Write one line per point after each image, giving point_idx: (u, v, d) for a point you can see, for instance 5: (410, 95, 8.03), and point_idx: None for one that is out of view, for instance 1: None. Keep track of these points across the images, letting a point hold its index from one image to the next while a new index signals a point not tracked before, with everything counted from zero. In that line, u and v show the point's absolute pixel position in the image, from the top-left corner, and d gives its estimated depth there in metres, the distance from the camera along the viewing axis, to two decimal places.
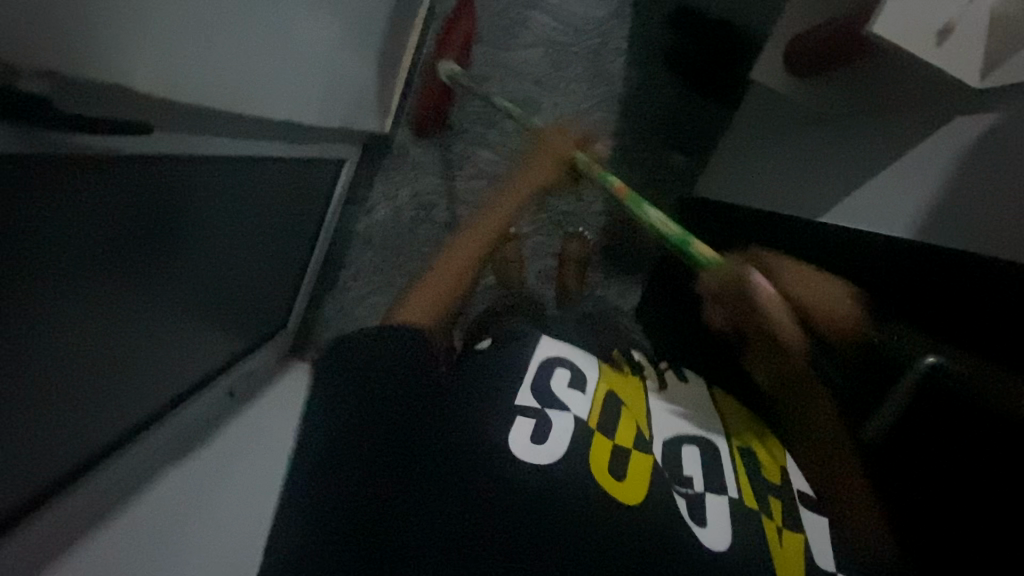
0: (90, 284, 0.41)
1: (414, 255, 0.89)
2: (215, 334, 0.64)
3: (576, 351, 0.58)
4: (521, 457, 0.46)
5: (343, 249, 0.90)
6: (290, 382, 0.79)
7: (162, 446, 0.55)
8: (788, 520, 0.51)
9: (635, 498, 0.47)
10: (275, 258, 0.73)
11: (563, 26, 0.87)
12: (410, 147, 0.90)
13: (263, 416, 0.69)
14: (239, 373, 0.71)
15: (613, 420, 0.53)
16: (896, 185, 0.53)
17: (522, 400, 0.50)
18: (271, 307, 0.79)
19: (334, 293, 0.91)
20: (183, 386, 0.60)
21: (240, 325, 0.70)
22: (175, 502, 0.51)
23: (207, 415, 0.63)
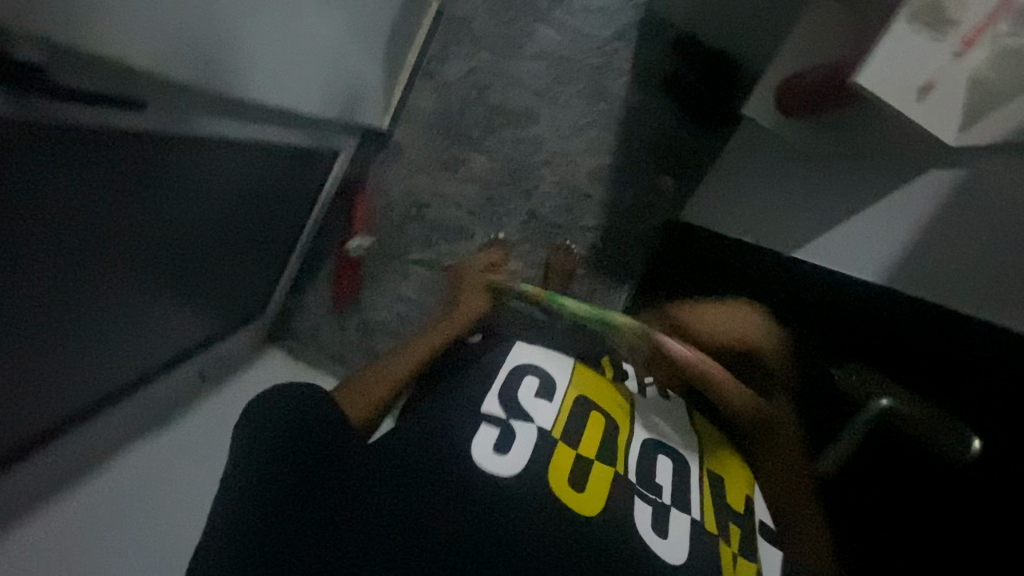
0: (60, 253, 0.54)
1: (404, 241, 1.19)
2: (181, 315, 0.83)
3: (549, 363, 0.66)
4: (482, 466, 0.55)
5: (327, 244, 1.20)
6: (258, 379, 1.07)
7: (117, 428, 0.76)
8: (743, 547, 0.60)
9: (591, 509, 0.55)
10: (240, 236, 0.88)
11: (569, 41, 1.12)
12: (407, 145, 1.17)
13: (224, 398, 0.96)
14: (212, 358, 0.96)
15: (578, 429, 0.60)
16: (865, 228, 0.71)
17: (488, 407, 0.59)
18: (250, 290, 1.04)
19: (314, 281, 1.21)
20: (148, 372, 0.80)
21: (204, 315, 0.90)
22: (97, 500, 0.70)
23: (175, 394, 0.87)
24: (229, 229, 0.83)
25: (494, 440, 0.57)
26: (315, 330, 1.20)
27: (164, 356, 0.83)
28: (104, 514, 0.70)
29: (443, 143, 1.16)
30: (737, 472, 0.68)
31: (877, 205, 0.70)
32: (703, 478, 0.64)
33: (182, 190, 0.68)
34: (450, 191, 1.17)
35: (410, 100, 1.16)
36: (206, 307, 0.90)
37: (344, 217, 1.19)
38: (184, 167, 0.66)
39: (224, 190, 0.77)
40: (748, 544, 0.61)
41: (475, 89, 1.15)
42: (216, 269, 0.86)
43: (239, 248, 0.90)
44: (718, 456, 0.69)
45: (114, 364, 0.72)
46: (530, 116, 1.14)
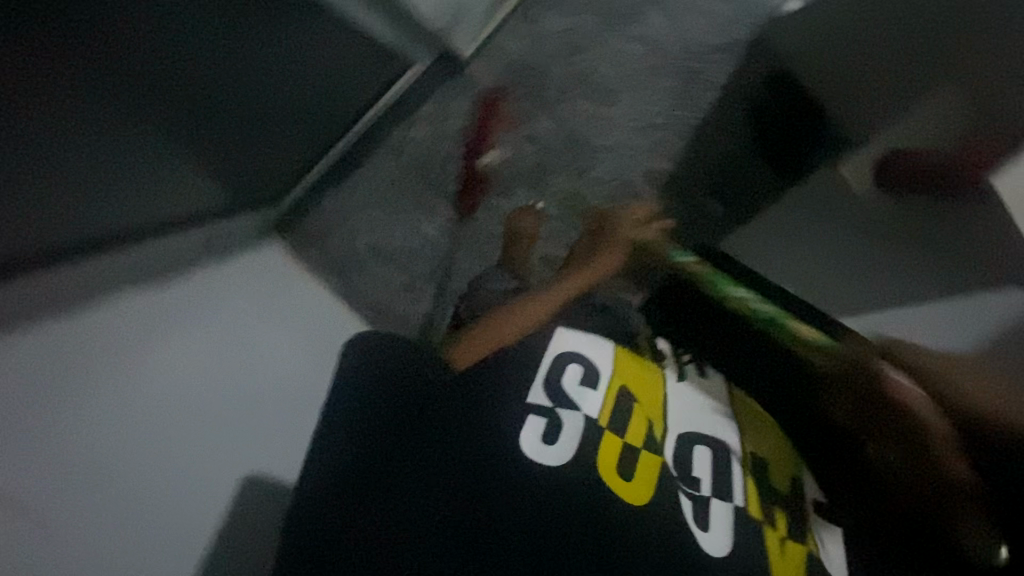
0: (28, 12, 0.46)
1: (440, 176, 1.14)
2: (188, 164, 0.77)
3: (592, 346, 0.63)
4: (528, 455, 0.52)
5: (365, 152, 1.14)
6: (252, 263, 1.03)
7: (92, 270, 0.70)
8: (792, 531, 0.56)
9: (641, 498, 0.52)
10: (277, 108, 0.82)
11: (676, 37, 1.09)
12: (479, 82, 1.12)
13: (219, 277, 0.93)
14: (216, 228, 0.95)
15: (623, 419, 0.57)
16: (927, 320, 0.72)
17: (533, 397, 0.56)
18: (272, 169, 0.99)
19: (338, 185, 1.16)
20: (144, 214, 0.76)
21: (213, 173, 0.84)
22: (67, 344, 0.65)
23: (169, 253, 0.85)
24: (269, 89, 0.77)
25: (541, 431, 0.54)
26: (322, 234, 1.15)
27: (162, 203, 0.79)
28: (73, 362, 0.65)
29: (515, 92, 1.12)
30: (783, 454, 0.64)
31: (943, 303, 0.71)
32: (744, 462, 0.60)
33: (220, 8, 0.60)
34: (505, 143, 1.13)
35: (499, 39, 1.12)
36: (222, 164, 0.84)
37: (391, 131, 1.14)
38: None
39: (282, 47, 0.71)
40: (796, 528, 0.57)
41: (567, 49, 1.10)
42: (240, 131, 0.80)
43: (278, 118, 0.84)
44: (758, 434, 0.64)
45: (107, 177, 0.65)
46: (610, 96, 1.11)
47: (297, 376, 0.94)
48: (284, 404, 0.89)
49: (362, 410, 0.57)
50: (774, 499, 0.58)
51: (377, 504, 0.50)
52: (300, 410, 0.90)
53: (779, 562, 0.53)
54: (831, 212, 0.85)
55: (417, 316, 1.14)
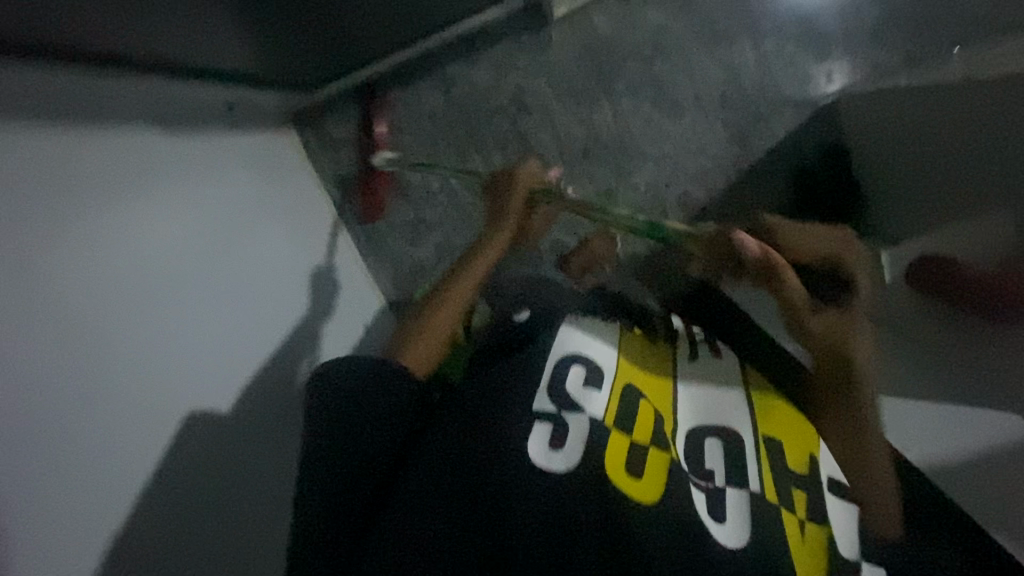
0: None
1: (480, 128, 1.09)
2: (229, 20, 0.69)
3: (592, 350, 0.68)
4: (535, 462, 0.56)
5: (415, 75, 1.08)
6: (260, 147, 0.96)
7: (94, 94, 0.63)
8: (808, 513, 0.62)
9: (654, 493, 0.56)
10: None
11: (754, 75, 1.08)
12: (552, 47, 1.08)
13: (220, 150, 0.85)
14: (243, 97, 0.88)
15: (631, 416, 0.62)
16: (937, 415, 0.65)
17: (538, 405, 0.60)
18: (314, 60, 0.92)
19: (375, 98, 1.08)
20: (167, 56, 0.68)
21: (255, 38, 0.76)
22: (50, 193, 0.55)
23: (185, 102, 0.78)
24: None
25: (548, 435, 0.58)
26: (342, 142, 1.08)
27: (190, 51, 0.71)
28: (58, 197, 0.56)
29: (585, 71, 1.08)
30: (798, 437, 0.69)
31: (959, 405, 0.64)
32: (759, 449, 0.65)
33: None
34: (556, 117, 1.09)
35: (588, 10, 1.07)
36: (270, 32, 0.76)
37: (448, 64, 1.08)
38: None
39: None
40: (814, 509, 0.63)
41: (649, 49, 1.08)
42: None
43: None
44: (772, 419, 0.69)
45: (163, 10, 0.59)
46: (674, 110, 1.09)
47: (280, 282, 0.89)
48: (261, 306, 0.83)
49: (374, 415, 0.59)
50: (790, 484, 0.64)
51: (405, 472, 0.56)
52: (276, 318, 0.86)
53: (797, 545, 0.59)
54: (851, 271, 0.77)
55: (410, 258, 1.10)
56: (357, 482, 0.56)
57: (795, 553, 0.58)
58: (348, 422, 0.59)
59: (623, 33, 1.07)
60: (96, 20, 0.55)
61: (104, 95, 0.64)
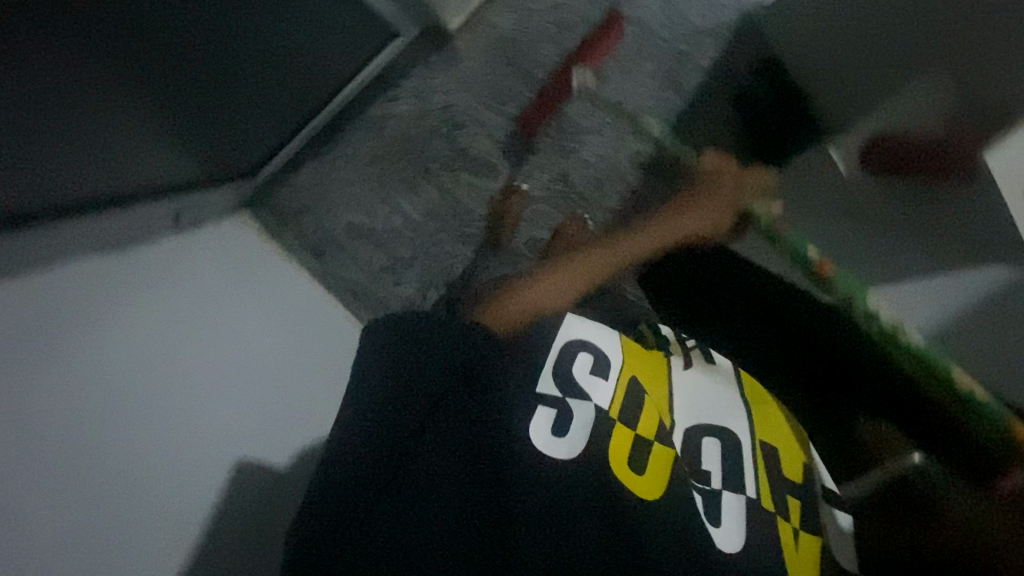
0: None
1: (421, 156, 1.11)
2: (148, 128, 0.72)
3: (599, 337, 0.62)
4: (542, 449, 0.51)
5: (344, 128, 1.10)
6: (217, 239, 0.98)
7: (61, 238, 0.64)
8: (801, 521, 0.60)
9: (654, 491, 0.53)
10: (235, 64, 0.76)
11: (662, 19, 1.09)
12: (461, 57, 1.09)
13: (167, 247, 0.85)
14: (187, 201, 0.89)
15: (635, 411, 0.57)
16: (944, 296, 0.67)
17: (544, 388, 0.55)
18: (242, 143, 0.94)
19: (315, 162, 1.11)
20: (106, 185, 0.71)
21: (176, 139, 0.79)
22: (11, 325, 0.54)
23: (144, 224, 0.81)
24: (228, 43, 0.72)
25: (552, 421, 0.53)
26: (299, 212, 1.11)
27: (123, 172, 0.73)
28: (23, 330, 0.55)
29: (501, 69, 1.09)
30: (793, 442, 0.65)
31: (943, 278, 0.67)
32: (755, 455, 0.60)
33: None
34: (489, 121, 1.10)
35: (487, 12, 1.09)
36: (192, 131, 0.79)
37: (371, 106, 1.10)
38: None
39: None
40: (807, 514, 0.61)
41: (553, 28, 1.09)
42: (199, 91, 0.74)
43: (247, 73, 0.80)
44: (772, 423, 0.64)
45: (87, 140, 0.62)
46: (597, 77, 1.10)
47: (257, 359, 0.87)
48: (242, 391, 0.81)
49: (375, 407, 0.50)
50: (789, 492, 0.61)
51: (413, 469, 0.49)
52: (262, 397, 0.84)
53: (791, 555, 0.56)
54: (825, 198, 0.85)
55: (399, 299, 1.12)
56: (387, 439, 0.49)
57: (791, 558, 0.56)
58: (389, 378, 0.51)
59: (525, 22, 1.09)
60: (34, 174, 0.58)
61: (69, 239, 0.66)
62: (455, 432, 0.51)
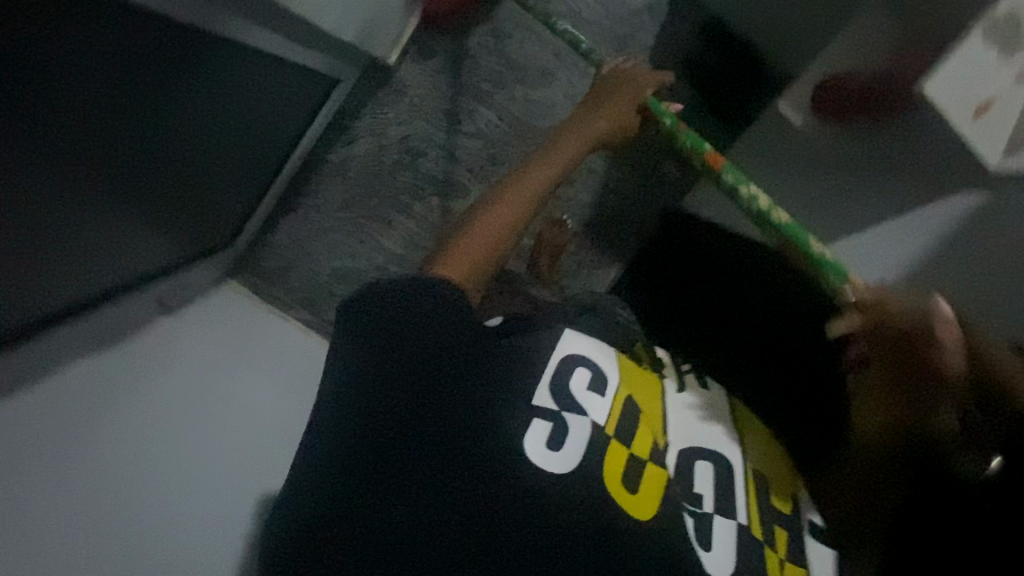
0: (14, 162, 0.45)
1: (389, 190, 1.12)
2: (136, 231, 0.73)
3: (598, 351, 0.59)
4: (534, 462, 0.49)
5: (309, 179, 1.11)
6: (211, 311, 0.99)
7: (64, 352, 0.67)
8: (791, 551, 0.56)
9: (643, 511, 0.51)
10: (209, 151, 0.77)
11: (597, 6, 1.07)
12: (408, 86, 1.09)
13: (174, 326, 0.88)
14: (169, 285, 0.88)
15: (631, 429, 0.55)
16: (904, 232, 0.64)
17: (539, 399, 0.53)
18: (219, 219, 0.95)
19: (288, 217, 1.12)
20: (96, 292, 0.72)
21: (162, 235, 0.79)
22: (28, 428, 0.59)
23: (134, 317, 0.81)
24: (204, 148, 0.75)
25: (545, 435, 0.51)
26: (282, 270, 1.12)
27: (113, 278, 0.74)
28: (38, 435, 0.60)
29: (450, 90, 1.09)
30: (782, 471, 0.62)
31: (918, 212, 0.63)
32: (748, 480, 0.58)
33: (155, 72, 0.56)
34: (448, 143, 1.10)
35: (423, 38, 1.08)
36: (174, 228, 0.82)
37: (331, 152, 1.11)
38: (164, 59, 0.55)
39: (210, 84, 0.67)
40: (796, 545, 0.57)
41: (491, 38, 1.08)
42: (174, 184, 0.75)
43: (217, 156, 0.80)
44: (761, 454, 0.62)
45: (80, 258, 0.63)
46: (545, 77, 1.09)
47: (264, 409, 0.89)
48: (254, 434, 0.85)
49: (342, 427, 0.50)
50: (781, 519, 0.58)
51: (390, 479, 0.49)
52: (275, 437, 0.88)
53: None
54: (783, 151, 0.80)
55: None
56: (368, 447, 0.49)
57: None
58: (373, 367, 0.51)
59: (464, 39, 1.08)
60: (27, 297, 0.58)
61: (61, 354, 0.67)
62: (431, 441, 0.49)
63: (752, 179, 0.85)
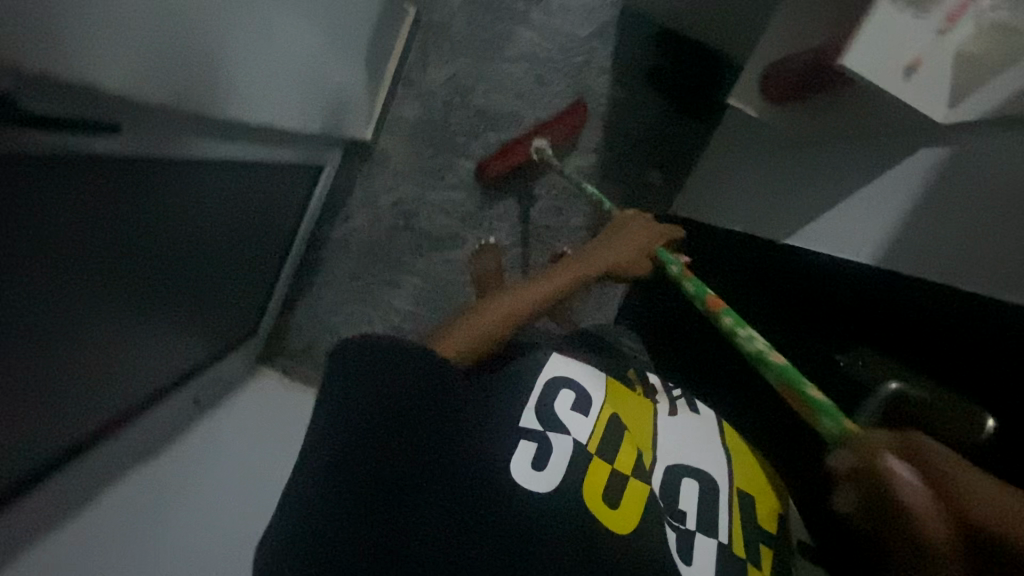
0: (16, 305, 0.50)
1: (391, 254, 1.17)
2: (161, 341, 0.79)
3: (584, 370, 0.56)
4: (521, 483, 0.47)
5: (317, 258, 1.18)
6: (247, 397, 1.05)
7: (107, 465, 0.75)
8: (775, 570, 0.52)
9: (624, 527, 0.48)
10: (216, 257, 0.84)
11: (549, 42, 1.11)
12: (389, 154, 1.15)
13: (213, 425, 0.93)
14: (203, 383, 0.94)
15: (614, 447, 0.52)
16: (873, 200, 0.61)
17: (527, 421, 0.51)
18: (237, 314, 1.01)
19: (305, 298, 1.19)
20: (132, 405, 0.78)
21: (185, 340, 0.86)
22: (95, 541, 0.69)
23: (173, 420, 0.87)
24: (208, 254, 0.81)
25: (533, 455, 0.49)
26: (309, 347, 1.18)
27: (144, 390, 0.80)
28: (100, 549, 0.69)
29: (429, 150, 1.14)
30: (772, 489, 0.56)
31: (888, 172, 0.60)
32: (731, 500, 0.53)
33: (148, 201, 0.62)
34: (438, 199, 1.15)
35: (393, 109, 1.14)
36: (196, 333, 0.88)
37: (332, 230, 1.17)
38: (152, 188, 0.62)
39: (202, 199, 0.73)
40: (780, 562, 0.53)
41: (457, 94, 1.13)
42: (189, 292, 0.81)
43: (225, 258, 0.87)
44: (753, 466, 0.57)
45: (105, 374, 0.69)
46: (515, 118, 1.13)
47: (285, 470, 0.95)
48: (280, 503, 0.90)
49: (322, 481, 0.46)
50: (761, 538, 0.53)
51: (368, 528, 0.45)
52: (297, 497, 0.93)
53: None
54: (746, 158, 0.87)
55: None
56: (352, 495, 0.46)
57: None
58: (345, 422, 0.49)
59: (433, 100, 1.13)
60: (59, 420, 0.64)
61: (97, 472, 0.73)
62: (408, 483, 0.47)
63: (733, 174, 0.89)
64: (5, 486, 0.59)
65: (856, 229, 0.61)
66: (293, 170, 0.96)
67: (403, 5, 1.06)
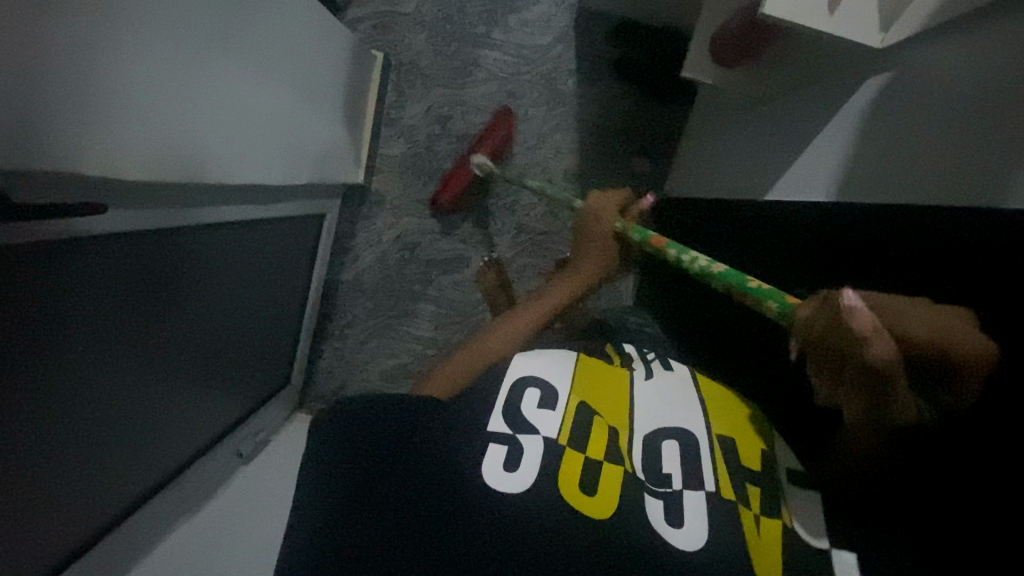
0: (42, 375, 0.56)
1: (402, 285, 1.21)
2: (196, 398, 0.85)
3: (551, 368, 0.61)
4: (492, 486, 0.49)
5: (334, 302, 1.23)
6: (288, 443, 1.09)
7: (162, 518, 0.80)
8: (764, 506, 0.55)
9: (603, 511, 0.50)
10: (236, 312, 0.90)
11: (514, 57, 1.15)
12: (384, 192, 1.20)
13: (247, 478, 0.96)
14: (245, 434, 1.00)
15: (584, 433, 0.55)
16: (818, 151, 0.62)
17: (494, 426, 0.54)
18: (266, 364, 1.07)
19: (329, 342, 1.24)
20: (179, 461, 0.84)
21: (220, 395, 0.92)
22: None
23: (219, 471, 0.92)
24: (228, 310, 0.88)
25: (502, 458, 0.51)
26: (341, 387, 1.23)
27: (186, 446, 0.86)
28: None
29: (420, 181, 1.19)
30: (750, 430, 0.61)
31: (834, 116, 0.61)
32: (714, 450, 0.57)
33: (156, 267, 0.69)
34: (437, 224, 1.19)
35: (381, 149, 1.20)
36: (229, 387, 0.94)
37: (343, 274, 1.23)
38: (156, 252, 0.68)
39: (210, 263, 0.80)
40: (771, 499, 0.56)
41: (437, 124, 1.18)
42: (215, 348, 0.87)
43: (246, 313, 0.93)
44: (728, 411, 0.62)
45: (146, 432, 0.76)
46: None
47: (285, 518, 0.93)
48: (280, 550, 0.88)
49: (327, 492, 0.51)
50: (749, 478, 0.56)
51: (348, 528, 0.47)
52: None
53: (758, 546, 0.52)
54: (721, 127, 0.86)
55: None
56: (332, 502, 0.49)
57: (759, 554, 0.51)
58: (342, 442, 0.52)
59: (415, 134, 1.19)
60: (107, 478, 0.70)
61: (154, 524, 0.79)
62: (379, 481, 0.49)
63: (710, 146, 0.89)
64: (65, 543, 0.65)
65: (823, 165, 0.61)
66: (295, 222, 1.02)
67: (370, 52, 1.12)
